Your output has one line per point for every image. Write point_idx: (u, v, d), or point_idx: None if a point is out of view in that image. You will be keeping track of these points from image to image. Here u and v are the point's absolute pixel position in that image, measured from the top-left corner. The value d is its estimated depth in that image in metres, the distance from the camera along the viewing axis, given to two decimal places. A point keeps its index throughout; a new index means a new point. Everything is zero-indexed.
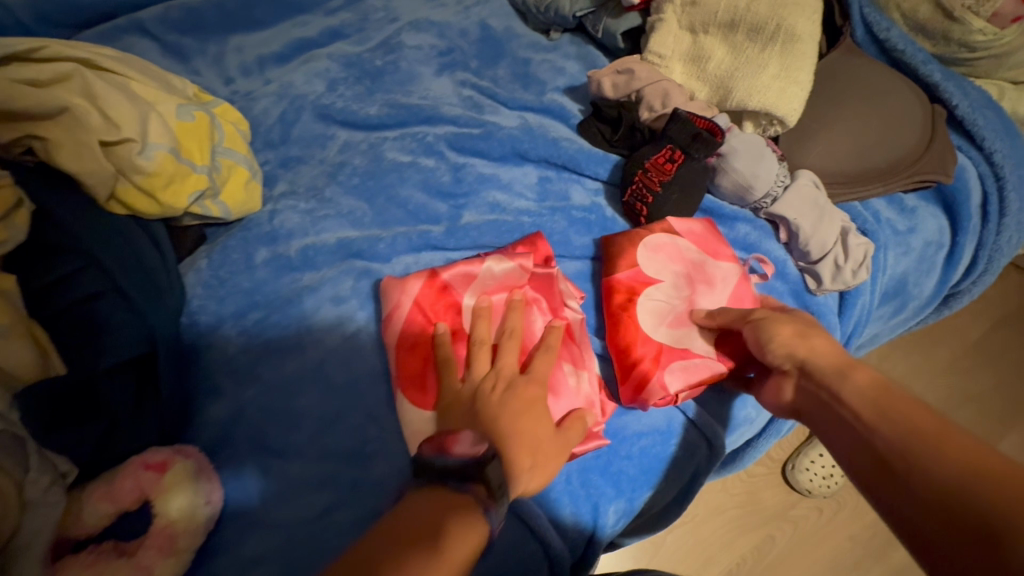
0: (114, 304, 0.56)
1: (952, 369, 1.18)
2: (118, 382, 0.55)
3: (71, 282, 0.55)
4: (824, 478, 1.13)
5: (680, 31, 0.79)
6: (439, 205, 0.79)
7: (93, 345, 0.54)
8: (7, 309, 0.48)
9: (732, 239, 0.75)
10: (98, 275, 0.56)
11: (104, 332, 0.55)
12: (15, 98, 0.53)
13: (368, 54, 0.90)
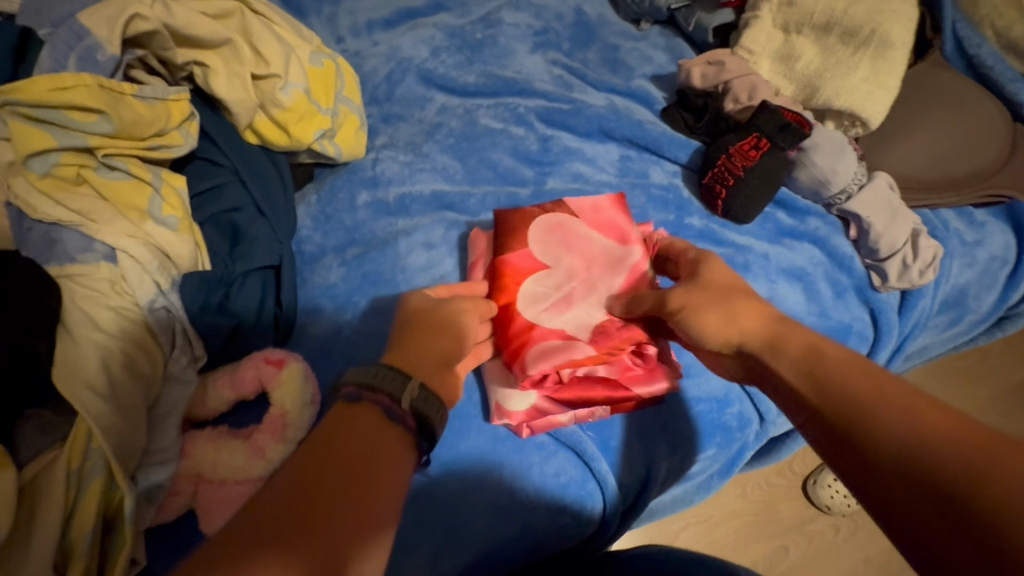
0: (250, 218, 0.63)
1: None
2: (251, 285, 0.61)
3: (217, 195, 0.63)
4: (845, 496, 1.11)
5: (773, 30, 0.82)
6: (526, 170, 0.84)
7: (233, 251, 0.61)
8: (177, 205, 0.56)
9: (802, 230, 0.79)
10: (239, 191, 0.63)
11: (242, 241, 0.62)
12: (193, 25, 0.59)
13: (470, 27, 0.96)
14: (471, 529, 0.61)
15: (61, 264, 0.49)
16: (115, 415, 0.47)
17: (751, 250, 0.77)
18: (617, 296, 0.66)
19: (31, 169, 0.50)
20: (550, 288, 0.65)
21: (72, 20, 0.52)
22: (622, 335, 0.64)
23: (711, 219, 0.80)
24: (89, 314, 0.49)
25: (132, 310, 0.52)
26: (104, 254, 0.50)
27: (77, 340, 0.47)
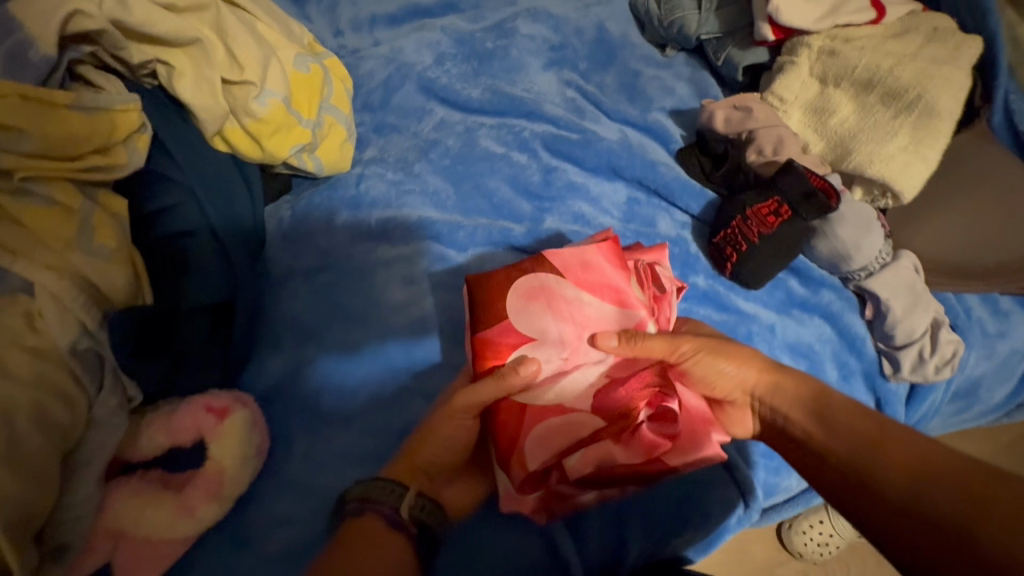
0: (203, 245, 0.56)
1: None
2: (198, 320, 0.55)
3: (169, 216, 0.55)
4: (820, 544, 1.02)
5: (809, 78, 0.75)
6: (524, 203, 0.77)
7: (181, 281, 0.54)
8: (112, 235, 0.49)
9: (815, 303, 0.73)
10: (193, 213, 0.56)
11: (190, 272, 0.55)
12: (151, 21, 0.52)
13: (481, 34, 0.88)
14: None
15: None
16: (13, 477, 0.41)
17: (756, 320, 0.72)
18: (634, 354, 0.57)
19: None
20: (545, 363, 0.56)
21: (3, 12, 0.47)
22: (639, 394, 0.55)
23: (717, 281, 0.73)
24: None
25: (49, 352, 0.45)
26: (20, 288, 0.45)
27: None
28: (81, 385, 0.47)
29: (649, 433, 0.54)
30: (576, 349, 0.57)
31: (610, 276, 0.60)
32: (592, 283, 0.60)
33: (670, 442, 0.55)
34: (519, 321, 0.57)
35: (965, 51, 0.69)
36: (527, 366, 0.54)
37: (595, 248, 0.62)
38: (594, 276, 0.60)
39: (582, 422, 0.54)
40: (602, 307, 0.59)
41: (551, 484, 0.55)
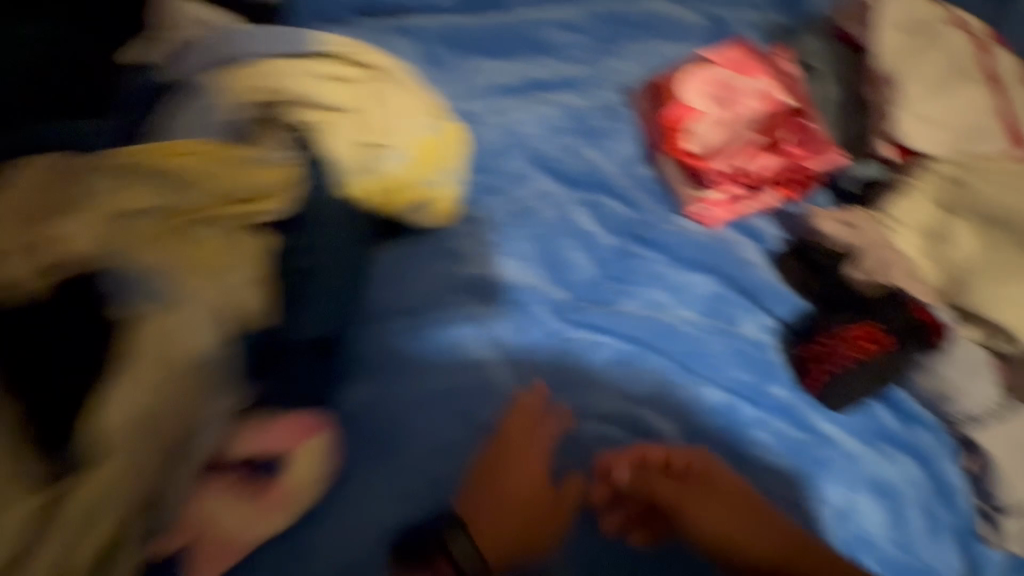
0: (315, 279, 0.63)
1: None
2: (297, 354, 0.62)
3: (292, 252, 0.63)
4: None
5: (929, 204, 0.73)
6: (606, 284, 0.79)
7: (294, 308, 0.62)
8: (257, 265, 0.59)
9: (912, 444, 0.68)
10: (325, 247, 0.64)
11: (301, 299, 0.62)
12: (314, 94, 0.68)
13: (593, 112, 0.93)
14: None
15: (130, 301, 0.52)
16: (148, 453, 0.51)
17: (835, 446, 0.68)
18: (760, 165, 0.81)
19: (150, 219, 0.56)
20: (721, 118, 0.83)
21: (228, 89, 0.67)
22: (782, 126, 0.82)
23: (801, 396, 0.71)
24: (132, 363, 0.50)
25: (186, 358, 0.53)
26: (169, 297, 0.53)
27: (131, 376, 0.50)
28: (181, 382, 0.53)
29: (789, 151, 0.80)
30: (736, 112, 0.82)
31: (751, 66, 0.84)
32: (736, 86, 0.83)
33: (806, 139, 0.80)
34: (689, 91, 0.84)
35: None
36: (700, 124, 0.83)
37: (729, 50, 0.87)
38: (736, 58, 0.85)
39: (754, 134, 0.82)
40: (744, 74, 0.84)
41: (729, 183, 0.81)
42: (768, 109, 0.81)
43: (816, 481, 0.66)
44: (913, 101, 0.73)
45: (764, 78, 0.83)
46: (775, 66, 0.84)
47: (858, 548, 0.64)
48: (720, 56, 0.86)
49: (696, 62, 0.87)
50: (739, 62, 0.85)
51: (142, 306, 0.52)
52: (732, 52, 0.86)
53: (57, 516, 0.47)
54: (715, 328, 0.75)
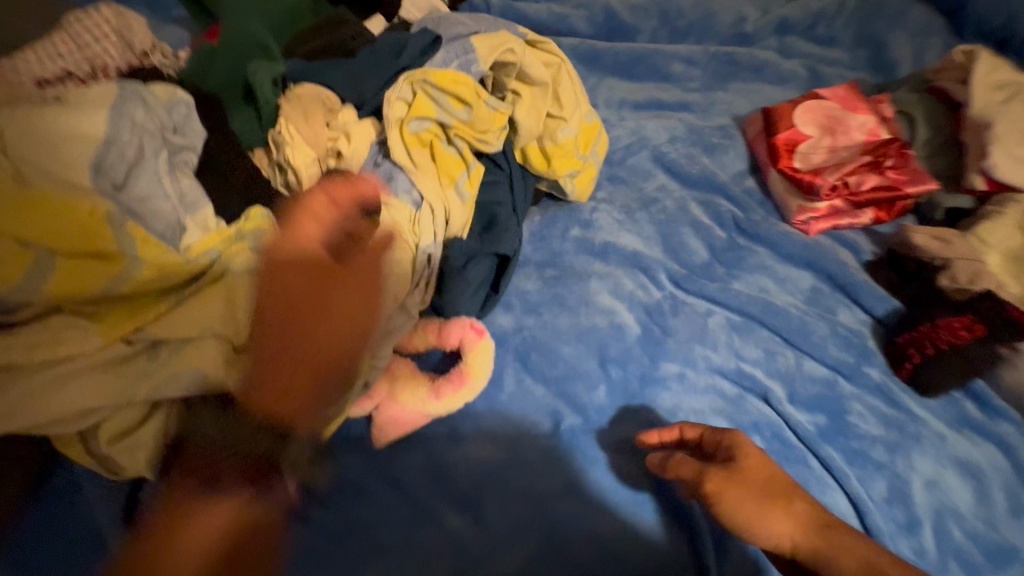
0: (506, 214, 0.76)
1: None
2: (485, 259, 0.73)
3: (491, 187, 0.77)
4: None
5: (1015, 229, 0.84)
6: (716, 266, 0.90)
7: (485, 233, 0.74)
8: (473, 185, 0.73)
9: (991, 431, 0.75)
10: (506, 190, 0.78)
11: (493, 228, 0.75)
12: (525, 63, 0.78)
13: (708, 130, 1.08)
14: (570, 552, 0.64)
15: (390, 196, 0.68)
16: (378, 315, 0.62)
17: (927, 426, 0.75)
18: (863, 183, 0.92)
19: (411, 127, 0.71)
20: (824, 143, 0.97)
21: (468, 40, 0.77)
22: (885, 154, 0.93)
23: (892, 379, 0.79)
24: (390, 240, 0.65)
25: (414, 248, 0.67)
26: (414, 201, 0.69)
27: (377, 253, 0.63)
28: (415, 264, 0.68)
29: (890, 174, 0.92)
30: (839, 139, 0.96)
31: (856, 104, 0.99)
32: (841, 119, 0.98)
33: (904, 167, 0.92)
34: (799, 117, 0.99)
35: None
36: (807, 146, 0.97)
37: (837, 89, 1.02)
38: (842, 96, 1.00)
39: (858, 158, 0.94)
40: (850, 109, 0.98)
41: (837, 195, 0.93)
42: (869, 140, 0.95)
43: (908, 452, 0.74)
44: (1004, 141, 0.85)
45: (867, 114, 0.97)
46: (876, 108, 0.98)
47: (946, 515, 0.71)
48: (828, 93, 1.01)
49: (807, 96, 1.02)
50: (846, 99, 0.99)
51: (403, 200, 0.68)
52: (840, 91, 1.01)
53: None
54: (816, 313, 0.85)
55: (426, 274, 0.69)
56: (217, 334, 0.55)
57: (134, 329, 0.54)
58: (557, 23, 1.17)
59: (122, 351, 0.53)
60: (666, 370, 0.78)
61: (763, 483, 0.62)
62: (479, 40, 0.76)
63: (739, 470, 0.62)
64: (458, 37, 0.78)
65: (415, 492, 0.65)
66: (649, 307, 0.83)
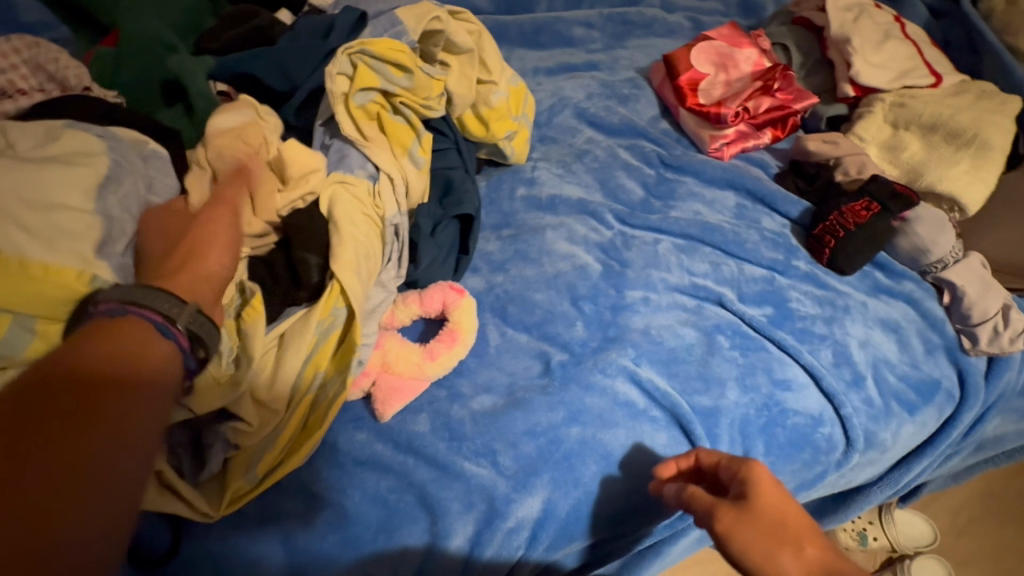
0: (460, 177, 0.82)
1: (1009, 514, 1.33)
2: (447, 224, 0.79)
3: (442, 155, 0.83)
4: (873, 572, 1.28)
5: (883, 123, 0.99)
6: (653, 201, 0.99)
7: (444, 200, 0.80)
8: (427, 152, 0.76)
9: (898, 290, 0.89)
10: (454, 156, 0.83)
11: (451, 194, 0.80)
12: (450, 30, 0.81)
13: (619, 83, 1.16)
14: (584, 471, 0.70)
15: (343, 173, 0.70)
16: (356, 288, 0.63)
17: (851, 299, 0.87)
18: (758, 107, 1.05)
19: (356, 100, 0.72)
20: (720, 78, 1.08)
21: (393, 13, 0.78)
22: (771, 80, 1.06)
23: (816, 266, 0.91)
24: (350, 213, 0.66)
25: (377, 220, 0.70)
26: (370, 174, 0.71)
27: (341, 231, 0.64)
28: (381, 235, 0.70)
29: (779, 96, 1.05)
30: (732, 73, 1.08)
31: (740, 40, 1.11)
32: (730, 55, 1.09)
33: (789, 89, 1.06)
34: (696, 58, 1.09)
35: (1009, 109, 0.94)
36: (706, 84, 1.08)
37: (722, 28, 1.14)
38: (729, 35, 1.12)
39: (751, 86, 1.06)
40: (736, 45, 1.10)
41: (741, 120, 1.05)
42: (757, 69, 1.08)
43: (842, 322, 0.85)
44: (861, 52, 1.00)
45: (751, 47, 1.10)
46: (757, 40, 1.11)
47: (881, 366, 0.83)
48: (717, 33, 1.12)
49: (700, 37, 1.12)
50: (731, 37, 1.11)
51: (359, 175, 0.70)
52: (726, 31, 1.12)
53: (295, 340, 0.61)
54: (743, 225, 0.95)
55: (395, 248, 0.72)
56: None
57: None
58: (459, 2, 1.20)
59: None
60: (631, 296, 0.84)
61: (768, 509, 0.56)
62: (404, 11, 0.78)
63: (752, 508, 0.56)
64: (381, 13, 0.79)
65: (430, 452, 0.66)
66: (604, 246, 0.89)
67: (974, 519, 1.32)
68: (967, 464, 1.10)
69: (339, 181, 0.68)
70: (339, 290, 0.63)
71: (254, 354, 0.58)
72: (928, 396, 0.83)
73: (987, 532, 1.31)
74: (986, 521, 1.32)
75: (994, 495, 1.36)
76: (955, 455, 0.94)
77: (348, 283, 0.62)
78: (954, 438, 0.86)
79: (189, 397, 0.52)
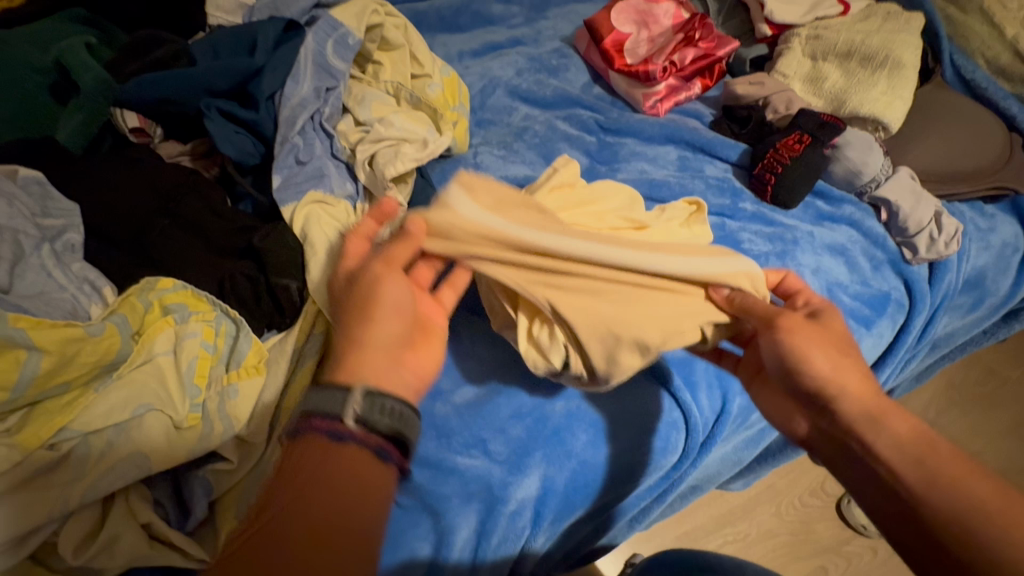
0: None
1: (970, 403, 1.44)
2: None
3: None
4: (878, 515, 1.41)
5: (802, 57, 1.02)
6: (599, 167, 1.00)
7: None
8: None
9: (839, 214, 0.93)
10: None
11: None
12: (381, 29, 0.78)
13: (546, 55, 1.16)
14: (574, 442, 0.71)
15: (323, 192, 0.64)
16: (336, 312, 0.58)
17: (798, 230, 0.91)
18: (684, 59, 1.06)
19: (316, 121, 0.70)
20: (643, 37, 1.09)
21: (327, 17, 0.72)
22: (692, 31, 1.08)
23: (762, 205, 0.94)
24: (327, 234, 0.62)
25: None
26: (350, 195, 0.66)
27: (319, 254, 0.60)
28: None
29: (702, 46, 1.07)
30: (654, 29, 1.09)
31: None
32: (650, 11, 1.10)
33: (710, 37, 1.08)
34: (617, 18, 1.09)
35: (912, 26, 0.98)
36: (630, 44, 1.09)
37: None
38: None
39: (674, 39, 1.07)
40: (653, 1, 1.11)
41: (670, 75, 1.06)
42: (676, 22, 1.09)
43: (794, 254, 0.89)
44: None
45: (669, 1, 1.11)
46: None
47: (835, 289, 0.87)
48: None
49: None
50: None
51: (339, 195, 0.65)
52: None
53: (275, 368, 0.56)
54: (687, 176, 0.97)
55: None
56: (154, 413, 0.50)
57: (56, 432, 0.47)
58: None
59: (48, 459, 0.46)
60: None
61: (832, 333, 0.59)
62: (339, 12, 0.72)
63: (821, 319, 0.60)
64: (304, 12, 0.73)
65: (420, 454, 0.66)
66: None
67: (940, 414, 1.42)
68: (925, 366, 1.17)
69: (317, 201, 0.63)
70: (316, 313, 0.59)
71: (234, 415, 0.53)
72: (883, 309, 0.88)
73: (952, 424, 1.41)
74: (950, 413, 1.42)
75: (953, 389, 1.47)
76: (913, 358, 1.00)
77: (330, 308, 0.58)
78: (911, 342, 0.91)
79: (153, 456, 0.48)
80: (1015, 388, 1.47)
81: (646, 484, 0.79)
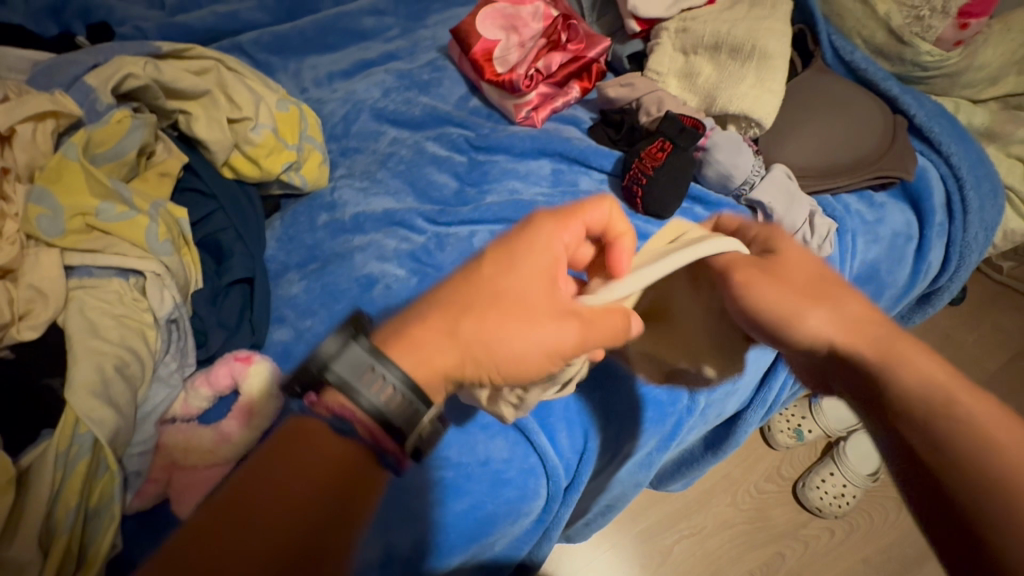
0: (232, 238, 0.77)
1: None
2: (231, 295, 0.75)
3: (207, 221, 0.77)
4: (834, 498, 1.28)
5: (674, 53, 0.96)
6: (468, 190, 0.94)
7: (220, 268, 0.76)
8: (169, 230, 0.68)
9: (716, 220, 0.88)
10: (222, 218, 0.78)
11: (225, 259, 0.76)
12: (177, 80, 0.75)
13: (417, 69, 1.09)
14: (417, 503, 0.67)
15: (80, 277, 0.63)
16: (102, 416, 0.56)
17: None
18: (555, 65, 1.01)
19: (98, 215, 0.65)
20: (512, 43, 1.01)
21: (81, 82, 0.70)
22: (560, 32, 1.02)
23: (636, 217, 0.89)
24: (95, 321, 0.61)
25: (135, 319, 0.63)
26: (116, 273, 0.64)
27: (76, 345, 0.58)
28: (149, 334, 0.64)
29: (571, 48, 1.02)
30: (523, 33, 1.01)
31: None
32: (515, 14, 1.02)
33: (579, 39, 1.03)
34: (481, 26, 1.01)
35: (779, 11, 0.93)
36: (500, 51, 1.00)
37: None
38: None
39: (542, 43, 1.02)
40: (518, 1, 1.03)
41: (537, 83, 1.00)
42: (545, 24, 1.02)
43: None
44: None
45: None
46: None
47: None
48: None
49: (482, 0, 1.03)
50: None
51: (108, 276, 0.64)
52: None
53: (37, 482, 0.53)
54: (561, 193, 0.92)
55: (175, 342, 0.67)
56: None
57: None
58: (229, 21, 1.08)
59: None
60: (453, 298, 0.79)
61: (804, 281, 0.57)
62: (91, 76, 0.70)
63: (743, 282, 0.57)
64: (75, 78, 0.71)
65: None
66: (415, 253, 0.84)
67: None
68: None
69: (82, 288, 0.62)
70: (77, 418, 0.56)
71: None
72: None
73: None
74: None
75: None
76: None
77: (86, 405, 0.55)
78: None
79: None
80: (964, 357, 1.43)
81: (515, 530, 0.75)
